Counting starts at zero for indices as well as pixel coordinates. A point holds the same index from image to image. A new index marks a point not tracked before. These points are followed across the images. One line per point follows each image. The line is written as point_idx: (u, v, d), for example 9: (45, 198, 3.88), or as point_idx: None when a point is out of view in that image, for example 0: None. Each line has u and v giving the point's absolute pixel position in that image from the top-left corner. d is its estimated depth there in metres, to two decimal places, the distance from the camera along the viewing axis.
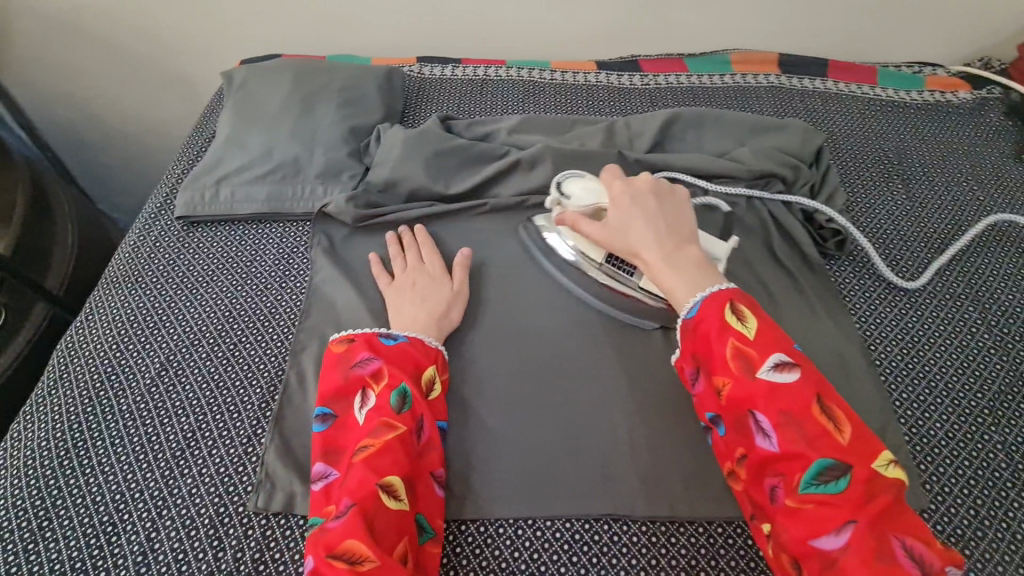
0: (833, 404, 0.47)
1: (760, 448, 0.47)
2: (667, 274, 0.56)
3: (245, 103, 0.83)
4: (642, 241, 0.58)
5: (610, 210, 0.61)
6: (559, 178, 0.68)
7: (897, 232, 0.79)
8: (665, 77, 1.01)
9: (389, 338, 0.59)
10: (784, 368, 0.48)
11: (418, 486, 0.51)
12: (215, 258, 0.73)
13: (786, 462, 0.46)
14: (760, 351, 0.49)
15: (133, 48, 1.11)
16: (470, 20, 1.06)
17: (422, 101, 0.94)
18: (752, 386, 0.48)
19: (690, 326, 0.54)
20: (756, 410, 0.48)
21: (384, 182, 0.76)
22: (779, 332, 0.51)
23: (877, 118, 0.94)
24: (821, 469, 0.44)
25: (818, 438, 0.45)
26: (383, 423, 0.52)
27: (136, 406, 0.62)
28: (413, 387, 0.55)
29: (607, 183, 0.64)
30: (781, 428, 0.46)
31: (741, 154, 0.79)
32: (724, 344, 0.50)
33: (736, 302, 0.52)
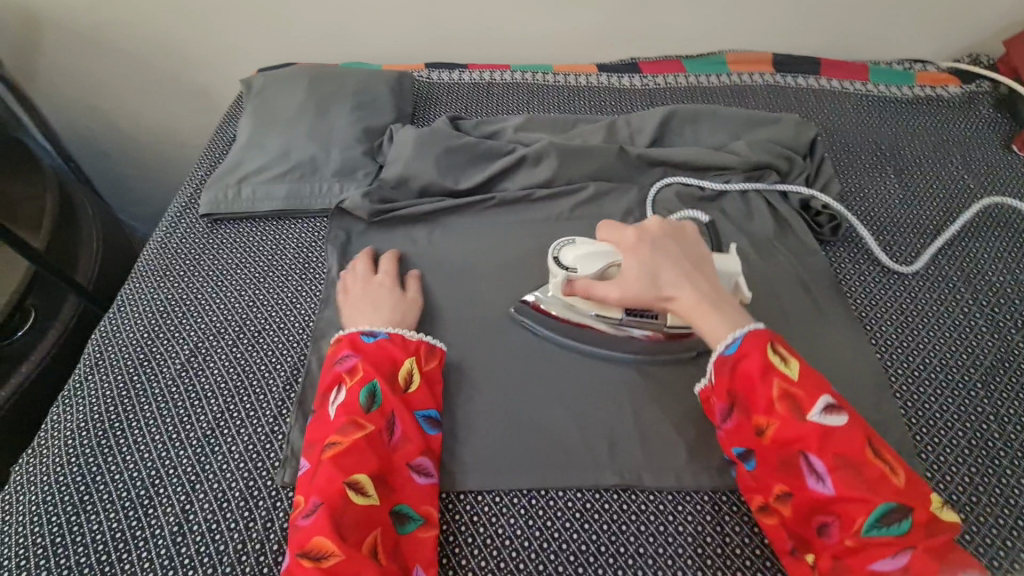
0: (879, 445, 0.49)
1: (813, 490, 0.48)
2: (707, 318, 0.56)
3: (263, 107, 0.88)
4: (671, 286, 0.58)
5: (629, 260, 0.60)
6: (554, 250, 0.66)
7: (892, 219, 0.82)
8: (663, 79, 1.05)
9: (368, 336, 0.62)
10: (831, 411, 0.50)
11: (393, 479, 0.53)
12: (239, 253, 0.77)
13: (844, 505, 0.47)
14: (806, 393, 0.51)
15: (154, 61, 1.17)
16: (475, 29, 1.11)
17: (431, 104, 0.98)
18: (804, 427, 0.49)
19: (727, 361, 0.54)
20: (808, 452, 0.49)
21: (396, 179, 0.80)
22: (815, 373, 0.53)
23: (869, 113, 0.97)
24: (884, 512, 0.46)
25: (874, 479, 0.47)
26: (351, 420, 0.55)
27: (169, 390, 0.65)
28: (384, 384, 0.57)
29: (612, 237, 0.63)
30: (836, 471, 0.48)
31: (738, 147, 0.83)
32: (769, 386, 0.51)
33: (776, 344, 0.53)
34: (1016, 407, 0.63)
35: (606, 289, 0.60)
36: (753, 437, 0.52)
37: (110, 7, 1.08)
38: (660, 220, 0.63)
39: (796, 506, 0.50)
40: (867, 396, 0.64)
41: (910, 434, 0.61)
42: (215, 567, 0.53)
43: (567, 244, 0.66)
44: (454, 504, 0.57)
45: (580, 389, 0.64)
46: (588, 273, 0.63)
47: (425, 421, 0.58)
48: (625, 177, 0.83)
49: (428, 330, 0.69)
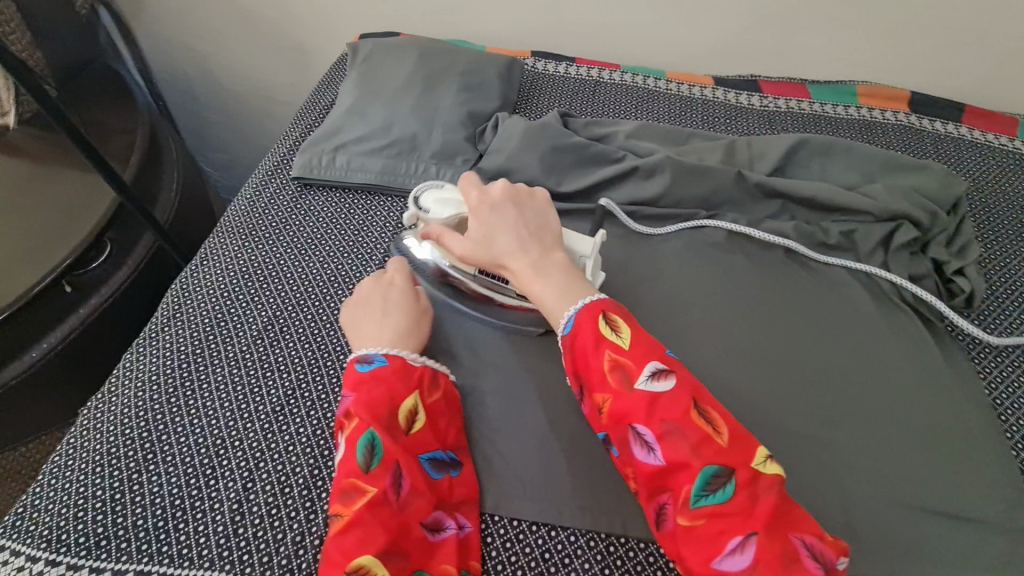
0: (709, 406, 0.46)
1: (645, 464, 0.46)
2: (537, 286, 0.54)
3: (369, 75, 0.84)
4: (506, 251, 0.56)
5: (471, 223, 0.58)
6: (417, 193, 0.66)
7: None
8: (786, 102, 0.97)
9: (365, 364, 0.55)
10: (659, 375, 0.47)
11: (405, 549, 0.47)
12: (325, 223, 0.75)
13: (673, 476, 0.45)
14: (635, 360, 0.48)
15: (258, 12, 1.15)
16: (590, 22, 1.04)
17: (536, 95, 0.93)
18: (631, 399, 0.47)
19: (567, 342, 0.52)
20: (636, 424, 0.46)
21: (496, 170, 0.75)
22: (649, 337, 0.50)
23: (1017, 172, 0.87)
24: (706, 477, 0.44)
25: (700, 444, 0.44)
26: (352, 484, 0.48)
27: (241, 355, 0.63)
28: (383, 434, 0.50)
29: (464, 191, 0.61)
30: (663, 439, 0.45)
31: (873, 190, 0.75)
32: (600, 359, 0.49)
33: (609, 313, 0.51)
34: None
35: (454, 243, 0.59)
36: (596, 420, 0.50)
37: None
38: (506, 180, 0.60)
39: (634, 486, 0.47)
40: (999, 497, 0.56)
41: None
42: (271, 556, 0.50)
43: (434, 187, 0.66)
44: (527, 535, 0.53)
45: None
46: (441, 219, 0.63)
47: (429, 464, 0.53)
48: (740, 205, 0.77)
49: (510, 339, 0.65)
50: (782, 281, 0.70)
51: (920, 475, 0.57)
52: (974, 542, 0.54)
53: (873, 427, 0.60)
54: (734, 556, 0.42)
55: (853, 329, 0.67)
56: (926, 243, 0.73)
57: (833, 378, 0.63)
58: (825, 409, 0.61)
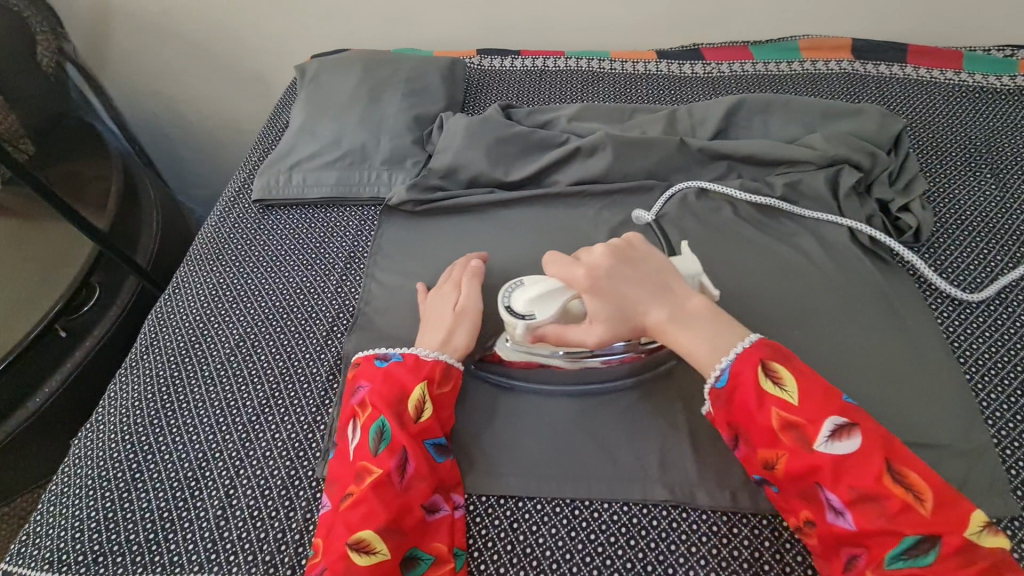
0: (907, 469, 0.46)
1: (835, 526, 0.46)
2: (689, 339, 0.53)
3: (317, 93, 0.87)
4: (645, 315, 0.55)
5: (592, 303, 0.55)
6: (503, 300, 0.59)
7: (986, 223, 0.73)
8: (729, 66, 0.98)
9: (383, 360, 0.60)
10: (842, 437, 0.47)
11: (403, 528, 0.50)
12: (288, 240, 0.78)
13: (871, 540, 0.45)
14: (812, 420, 0.48)
15: (213, 48, 1.19)
16: (530, 14, 1.06)
17: (482, 91, 0.95)
18: (812, 459, 0.47)
19: (722, 395, 0.52)
20: (823, 485, 0.46)
21: (445, 168, 0.78)
22: (823, 386, 0.49)
23: (962, 104, 0.87)
24: (909, 543, 0.44)
25: (900, 511, 0.44)
26: (361, 467, 0.52)
27: (217, 374, 0.66)
28: (390, 421, 0.54)
29: (563, 274, 0.56)
30: (854, 504, 0.45)
31: (812, 140, 0.76)
32: (769, 416, 0.49)
33: (771, 361, 0.50)
34: None
35: (581, 334, 0.55)
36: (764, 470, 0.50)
37: None
38: (601, 246, 0.58)
39: (817, 539, 0.47)
40: (953, 420, 0.57)
41: (1002, 466, 0.55)
42: (255, 554, 0.53)
43: (515, 285, 0.59)
44: (496, 508, 0.55)
45: (631, 396, 0.61)
46: (548, 319, 0.56)
47: (435, 450, 0.55)
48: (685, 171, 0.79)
49: None
50: (729, 238, 0.72)
51: (875, 408, 0.58)
52: (930, 466, 0.55)
53: (827, 367, 0.61)
54: None
55: (803, 276, 0.68)
56: (870, 184, 0.75)
57: (787, 325, 0.64)
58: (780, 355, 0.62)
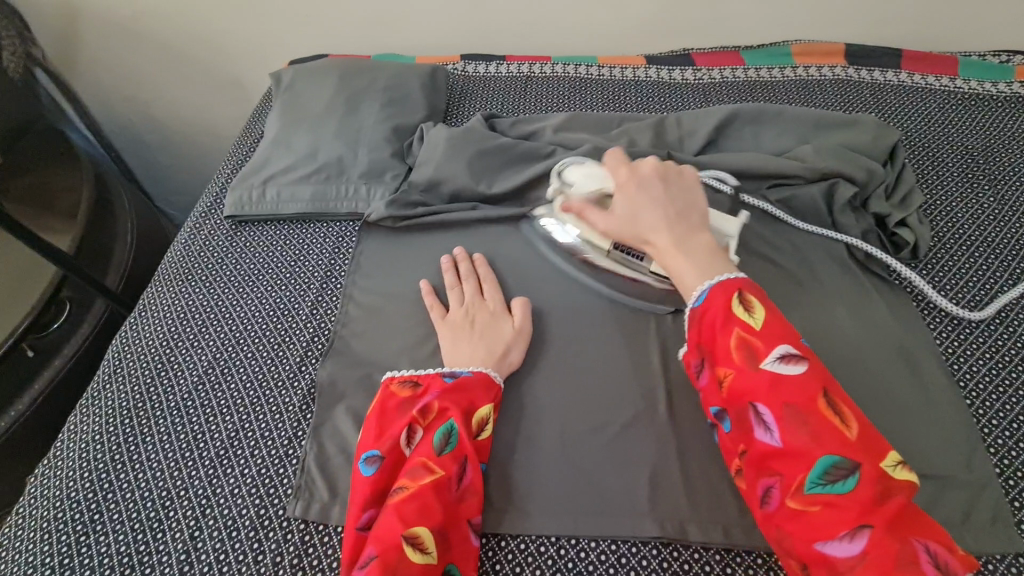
0: (840, 401, 0.45)
1: (762, 442, 0.45)
2: (676, 260, 0.56)
3: (292, 103, 0.84)
4: (652, 227, 0.58)
5: (617, 198, 0.61)
6: (560, 169, 0.71)
7: (984, 237, 0.70)
8: (720, 72, 0.95)
9: (452, 375, 0.57)
10: (790, 360, 0.46)
11: (451, 538, 0.48)
12: (260, 258, 0.74)
13: (791, 461, 0.44)
14: (765, 342, 0.48)
15: (189, 52, 1.15)
16: (516, 18, 1.03)
17: (466, 99, 0.92)
18: (755, 380, 0.46)
19: (696, 314, 0.53)
20: (757, 403, 0.46)
21: (426, 182, 0.75)
22: (784, 323, 0.49)
23: (957, 112, 0.85)
24: (828, 466, 0.42)
25: (825, 434, 0.43)
26: (423, 464, 0.50)
27: (183, 404, 0.62)
28: (460, 427, 0.53)
29: (611, 168, 0.64)
30: (783, 421, 0.44)
31: (803, 152, 0.74)
32: (728, 334, 0.49)
33: (744, 292, 0.51)
34: None
35: (596, 217, 0.62)
36: (714, 392, 0.50)
37: None
38: (655, 159, 0.62)
39: (745, 461, 0.47)
40: (954, 449, 0.55)
41: (1005, 498, 0.53)
42: None
43: (577, 164, 0.70)
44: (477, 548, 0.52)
45: (619, 424, 0.58)
46: (583, 194, 0.66)
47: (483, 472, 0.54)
48: None
49: None
50: None
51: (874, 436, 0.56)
52: (930, 498, 0.52)
53: None
54: (841, 541, 0.41)
55: (799, 294, 0.65)
56: (867, 198, 0.72)
57: None
58: None
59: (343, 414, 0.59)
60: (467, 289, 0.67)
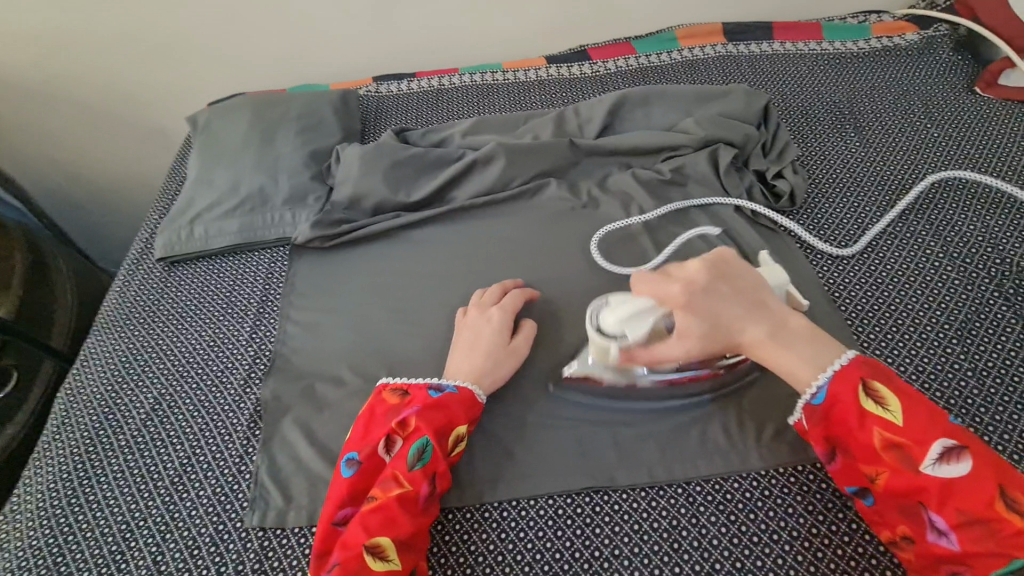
0: (1014, 495, 0.45)
1: (936, 544, 0.46)
2: (785, 359, 0.54)
3: (210, 143, 0.87)
4: (744, 331, 0.54)
5: (692, 320, 0.54)
6: (592, 315, 0.59)
7: (853, 178, 0.79)
8: (615, 62, 1.03)
9: (437, 391, 0.58)
10: (951, 461, 0.46)
11: (416, 542, 0.51)
12: (196, 294, 0.77)
13: (971, 559, 0.45)
14: (918, 442, 0.47)
15: (109, 107, 1.16)
16: (421, 36, 1.09)
17: (381, 118, 0.97)
18: (918, 480, 0.47)
19: (819, 411, 0.52)
20: (928, 506, 0.47)
21: (347, 200, 0.79)
22: (924, 410, 0.49)
23: (824, 71, 0.95)
24: (1011, 565, 0.44)
25: (1005, 535, 0.44)
26: (393, 476, 0.52)
27: (135, 441, 0.65)
28: (434, 443, 0.54)
29: (658, 293, 0.55)
30: (959, 527, 0.45)
31: (687, 125, 0.81)
32: (872, 436, 0.49)
33: (875, 383, 0.50)
34: (991, 361, 0.61)
35: (672, 349, 0.55)
36: (864, 483, 0.50)
37: (55, 60, 1.08)
38: (695, 262, 0.56)
39: (914, 554, 0.48)
40: None
41: None
42: None
43: (604, 305, 0.59)
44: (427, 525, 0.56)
45: (546, 393, 0.63)
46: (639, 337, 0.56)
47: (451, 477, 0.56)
48: (578, 170, 0.83)
49: (387, 351, 0.68)
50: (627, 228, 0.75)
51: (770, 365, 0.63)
52: None
53: None
54: None
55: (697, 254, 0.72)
56: (747, 158, 0.80)
57: None
58: None
59: (290, 425, 0.63)
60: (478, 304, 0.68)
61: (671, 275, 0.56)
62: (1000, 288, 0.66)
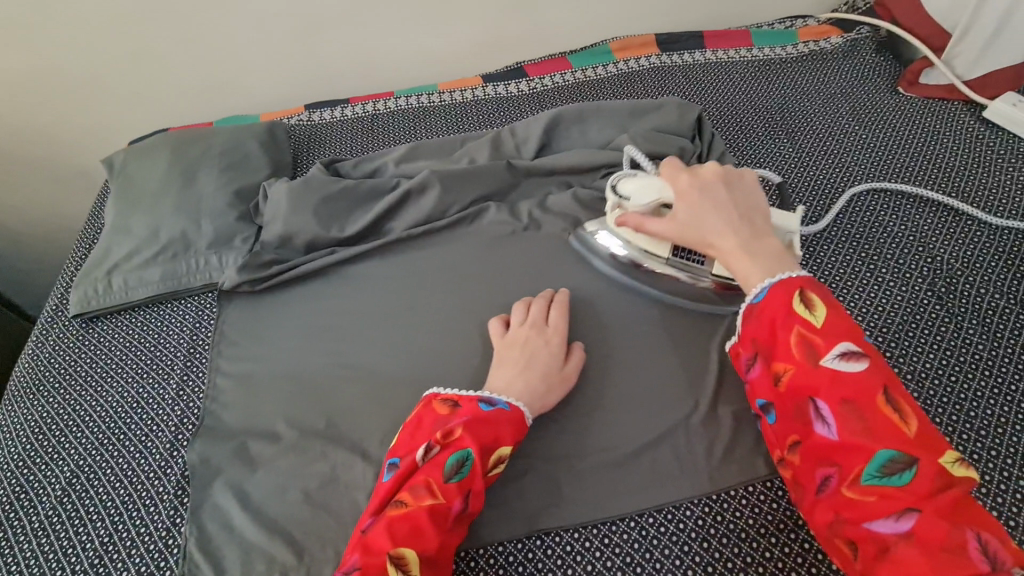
0: (902, 398, 0.44)
1: (819, 435, 0.46)
2: (743, 264, 0.54)
3: (127, 187, 0.82)
4: (715, 231, 0.56)
5: (678, 205, 0.59)
6: (614, 180, 0.66)
7: (788, 184, 0.79)
8: (552, 78, 1.01)
9: (490, 404, 0.55)
10: (851, 359, 0.45)
11: (438, 564, 0.47)
12: (117, 351, 0.72)
13: (848, 454, 0.44)
14: (827, 339, 0.47)
15: (21, 151, 1.09)
16: (352, 61, 1.06)
17: (314, 149, 0.93)
18: (815, 374, 0.46)
19: (754, 309, 0.51)
20: (818, 398, 0.46)
21: (277, 239, 0.76)
22: (847, 318, 0.48)
23: (756, 78, 0.96)
24: (884, 461, 0.42)
25: (883, 430, 0.43)
26: (428, 484, 0.49)
27: (50, 521, 0.59)
28: (475, 457, 0.50)
29: (671, 179, 0.61)
30: (842, 418, 0.44)
31: (622, 140, 0.80)
32: (788, 331, 0.48)
33: (805, 289, 0.49)
34: (930, 362, 0.61)
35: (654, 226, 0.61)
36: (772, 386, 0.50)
37: None
38: (714, 165, 0.61)
39: (802, 452, 0.47)
40: None
41: None
42: None
43: (630, 175, 0.65)
44: None
45: None
46: (642, 207, 0.62)
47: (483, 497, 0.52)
48: (518, 192, 0.81)
49: (323, 399, 0.64)
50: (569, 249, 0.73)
51: (716, 383, 0.62)
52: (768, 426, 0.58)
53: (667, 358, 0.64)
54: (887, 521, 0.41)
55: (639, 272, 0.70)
56: None
57: (629, 323, 0.67)
58: (624, 354, 0.65)
59: (220, 489, 0.59)
60: (533, 319, 0.64)
61: (689, 171, 0.61)
62: (932, 287, 0.67)
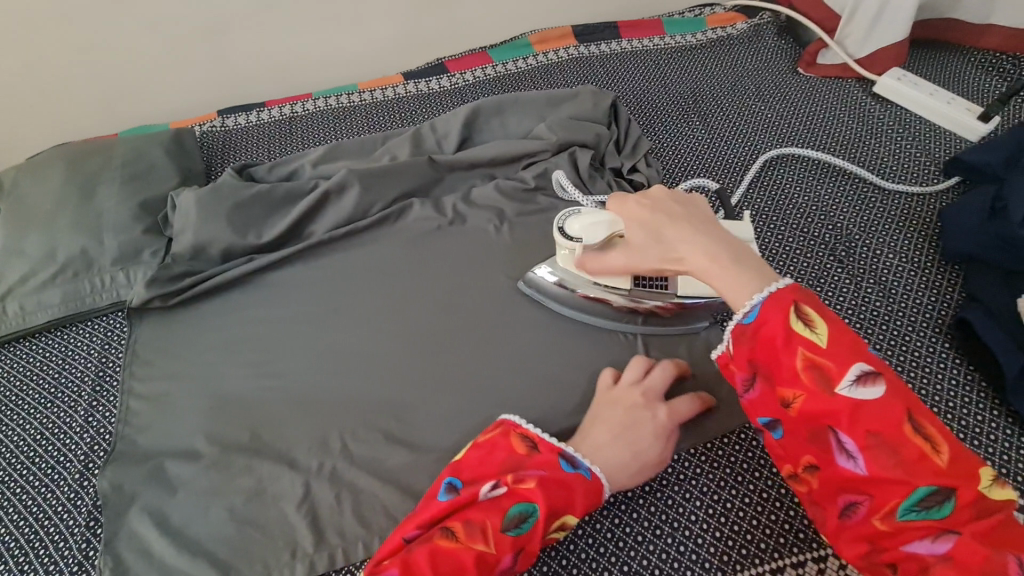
0: (927, 422, 0.42)
1: (842, 466, 0.43)
2: (721, 276, 0.48)
3: (18, 207, 0.76)
4: (679, 244, 0.51)
5: (631, 229, 0.54)
6: (559, 222, 0.63)
7: (702, 165, 0.82)
8: (472, 72, 1.01)
9: (571, 465, 0.51)
10: (866, 383, 0.43)
11: None
12: (16, 382, 0.67)
13: (879, 485, 0.42)
14: (837, 363, 0.43)
15: None
16: (266, 64, 1.02)
17: (229, 156, 0.90)
18: (832, 403, 0.43)
19: (746, 330, 0.47)
20: (837, 428, 0.43)
21: (189, 251, 0.72)
22: (852, 334, 0.45)
23: (668, 65, 0.99)
24: (920, 494, 0.41)
25: (915, 462, 0.41)
26: (484, 527, 0.46)
27: None
28: (541, 515, 0.47)
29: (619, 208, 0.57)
30: (869, 451, 0.42)
31: (541, 130, 0.81)
32: (793, 356, 0.45)
33: (801, 304, 0.46)
34: None
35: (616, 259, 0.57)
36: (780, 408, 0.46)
37: None
38: (662, 185, 0.57)
39: (822, 480, 0.45)
40: (702, 351, 0.64)
41: None
42: None
43: (575, 213, 0.63)
44: None
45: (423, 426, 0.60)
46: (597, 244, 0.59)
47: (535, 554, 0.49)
48: (441, 187, 0.81)
49: (246, 412, 0.62)
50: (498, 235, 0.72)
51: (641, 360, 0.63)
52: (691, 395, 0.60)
53: (593, 339, 0.66)
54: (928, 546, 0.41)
55: None
56: (603, 157, 0.81)
57: (556, 308, 0.68)
58: (553, 339, 0.66)
59: (136, 516, 0.55)
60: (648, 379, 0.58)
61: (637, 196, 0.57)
62: (835, 252, 0.71)
